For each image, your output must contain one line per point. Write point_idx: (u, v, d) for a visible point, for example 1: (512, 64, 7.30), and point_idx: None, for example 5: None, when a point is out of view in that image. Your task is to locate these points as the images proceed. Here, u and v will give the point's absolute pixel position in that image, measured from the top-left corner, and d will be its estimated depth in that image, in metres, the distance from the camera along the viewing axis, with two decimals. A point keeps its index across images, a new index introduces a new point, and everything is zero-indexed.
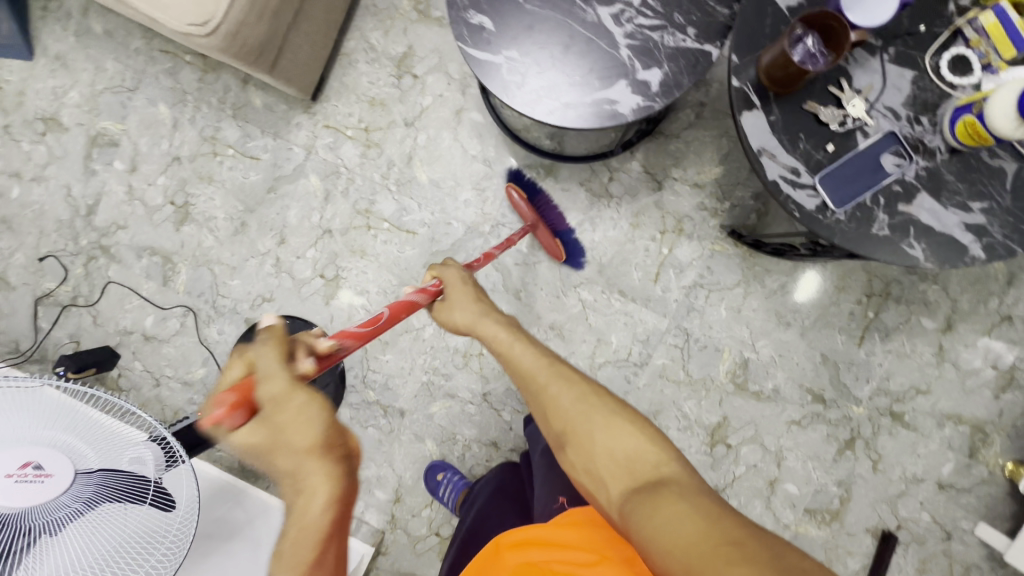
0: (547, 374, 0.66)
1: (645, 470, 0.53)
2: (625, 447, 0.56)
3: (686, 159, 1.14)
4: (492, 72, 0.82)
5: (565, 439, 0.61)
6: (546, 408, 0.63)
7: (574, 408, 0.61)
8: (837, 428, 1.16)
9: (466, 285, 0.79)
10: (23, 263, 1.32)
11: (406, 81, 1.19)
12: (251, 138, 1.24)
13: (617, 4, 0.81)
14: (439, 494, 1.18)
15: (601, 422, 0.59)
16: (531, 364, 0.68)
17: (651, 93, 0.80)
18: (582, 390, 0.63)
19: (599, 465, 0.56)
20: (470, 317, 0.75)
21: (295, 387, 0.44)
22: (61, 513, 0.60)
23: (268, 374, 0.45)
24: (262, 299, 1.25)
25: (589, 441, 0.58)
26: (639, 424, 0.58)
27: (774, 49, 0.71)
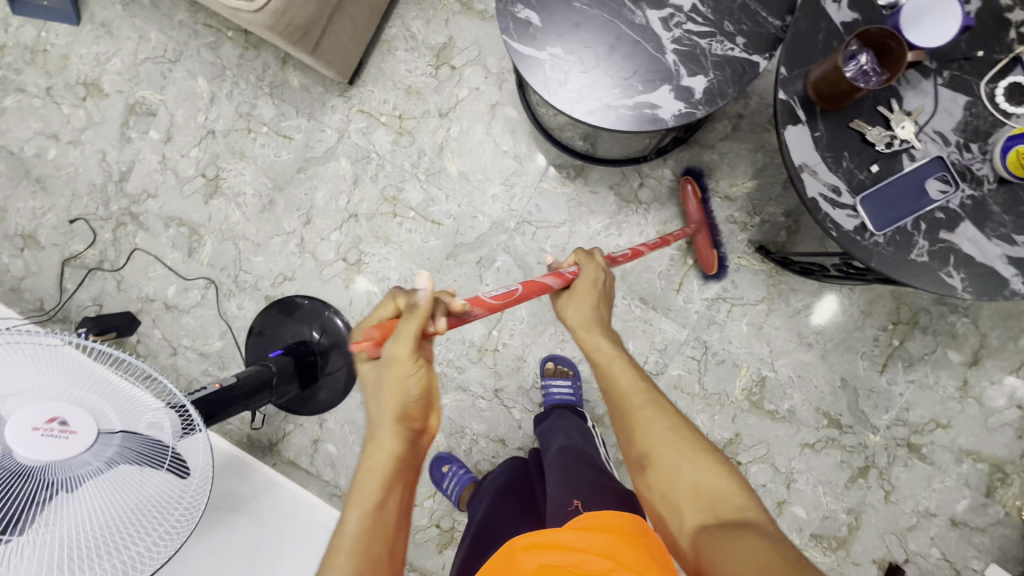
0: (642, 396, 0.64)
1: (726, 509, 0.52)
2: (708, 485, 0.54)
3: (718, 171, 1.13)
4: (535, 68, 0.82)
5: (645, 460, 0.59)
6: (634, 428, 0.61)
7: (665, 438, 0.59)
8: (851, 454, 1.14)
9: (596, 286, 0.76)
10: (54, 224, 1.34)
11: (443, 71, 1.19)
12: (285, 117, 1.25)
13: (666, 8, 0.80)
14: (443, 486, 1.18)
15: (690, 455, 0.57)
16: (628, 382, 0.66)
17: (694, 100, 0.79)
18: (675, 423, 0.60)
19: (679, 494, 0.55)
20: (585, 317, 0.73)
21: (411, 354, 0.50)
22: (82, 470, 0.61)
23: (400, 333, 0.50)
24: (284, 278, 1.26)
25: (671, 470, 0.56)
26: (729, 468, 0.55)
27: (825, 65, 0.70)
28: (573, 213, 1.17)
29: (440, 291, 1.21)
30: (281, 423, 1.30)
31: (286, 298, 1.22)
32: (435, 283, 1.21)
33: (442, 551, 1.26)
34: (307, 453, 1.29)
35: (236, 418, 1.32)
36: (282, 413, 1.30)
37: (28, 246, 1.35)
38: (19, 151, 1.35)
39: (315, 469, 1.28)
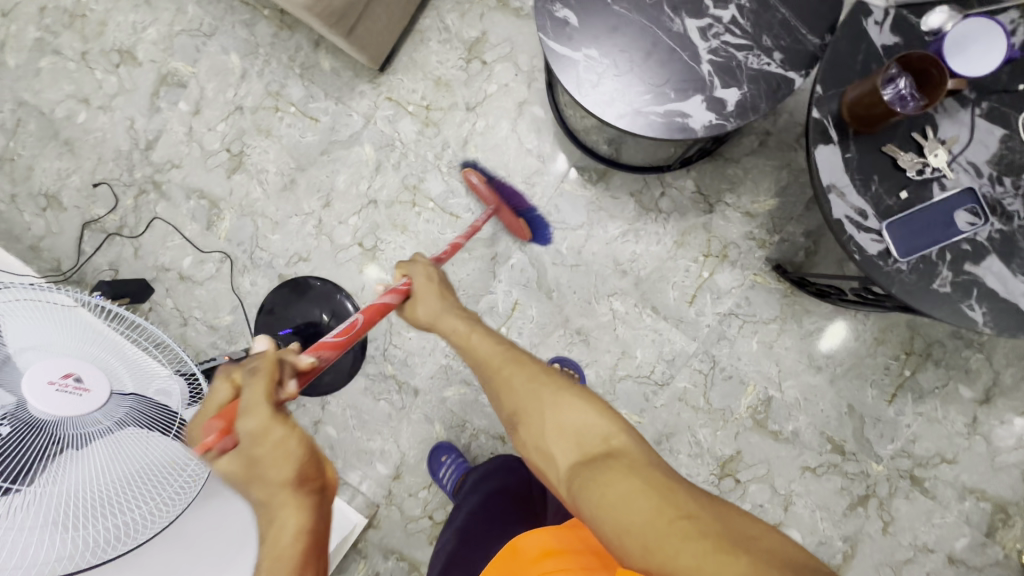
0: (503, 361, 0.68)
1: (596, 445, 0.56)
2: (574, 422, 0.58)
3: (742, 186, 1.12)
4: (569, 68, 0.82)
5: (515, 420, 0.63)
6: (503, 395, 0.65)
7: (524, 389, 0.64)
8: (852, 482, 1.13)
9: (432, 279, 0.81)
10: (78, 186, 1.36)
11: (474, 66, 1.19)
12: (314, 99, 1.26)
13: (705, 18, 0.80)
14: (439, 474, 1.20)
15: (553, 401, 0.61)
16: (487, 354, 0.70)
17: (726, 112, 0.79)
18: (539, 378, 0.64)
19: (548, 440, 0.59)
20: (434, 310, 0.78)
21: (266, 420, 0.50)
22: (93, 428, 0.62)
23: (248, 406, 0.51)
24: (299, 258, 1.27)
25: (540, 422, 0.60)
26: (591, 400, 0.60)
27: (861, 87, 0.70)
28: (592, 217, 1.17)
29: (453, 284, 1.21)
30: None
31: (299, 278, 1.23)
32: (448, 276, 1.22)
33: (432, 542, 1.26)
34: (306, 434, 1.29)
35: None
36: None
37: (51, 206, 1.37)
38: (49, 112, 1.37)
39: None
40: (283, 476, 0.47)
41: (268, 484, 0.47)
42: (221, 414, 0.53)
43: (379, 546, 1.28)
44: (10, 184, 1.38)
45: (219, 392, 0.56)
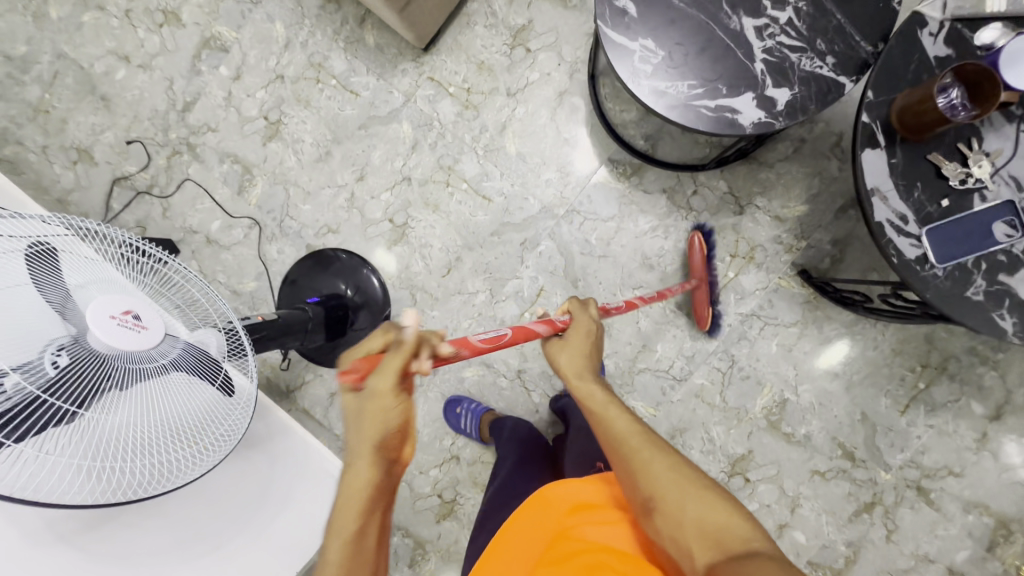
0: (638, 439, 0.63)
1: (733, 545, 0.51)
2: (715, 520, 0.54)
3: (773, 190, 1.14)
4: (624, 58, 0.83)
5: (651, 505, 0.58)
6: (637, 472, 0.60)
7: (664, 477, 0.59)
8: (859, 488, 1.14)
9: (590, 336, 0.73)
10: (111, 142, 1.37)
11: (518, 53, 1.21)
12: (355, 73, 1.27)
13: (763, 18, 0.81)
14: (460, 426, 1.21)
15: (694, 494, 0.57)
16: (623, 429, 0.64)
17: (775, 112, 0.81)
18: (679, 464, 0.60)
19: (686, 534, 0.54)
20: (577, 367, 0.70)
21: (394, 390, 0.50)
22: (149, 366, 0.62)
23: (384, 368, 0.49)
24: (328, 230, 1.28)
25: (677, 510, 0.56)
26: (733, 506, 0.55)
27: (913, 93, 0.72)
28: (623, 210, 1.19)
29: (479, 266, 1.23)
30: (302, 371, 1.31)
31: (322, 251, 1.24)
32: (476, 258, 1.23)
33: (440, 521, 1.27)
34: (321, 404, 1.30)
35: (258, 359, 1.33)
36: (304, 362, 1.31)
37: (83, 161, 1.37)
38: (88, 66, 1.38)
39: (327, 422, 1.29)
40: (366, 440, 0.52)
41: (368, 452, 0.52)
42: (367, 357, 0.50)
43: None
44: (43, 135, 1.38)
45: (376, 338, 0.52)
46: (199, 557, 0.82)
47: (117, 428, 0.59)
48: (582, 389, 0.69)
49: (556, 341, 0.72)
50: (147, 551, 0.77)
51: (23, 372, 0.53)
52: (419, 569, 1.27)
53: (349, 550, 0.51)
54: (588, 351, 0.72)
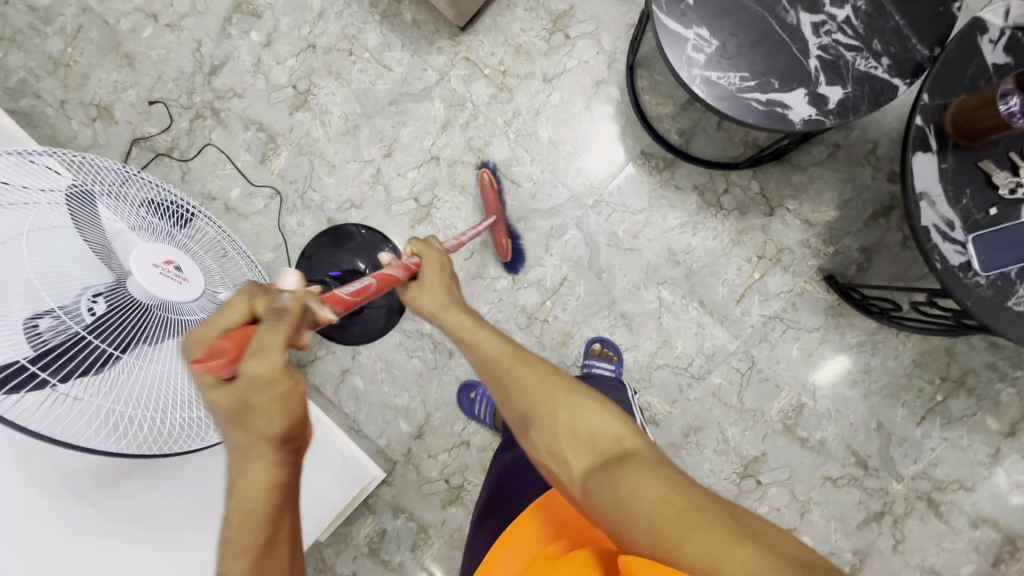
0: (510, 358, 0.64)
1: (606, 445, 0.54)
2: (587, 425, 0.56)
3: (805, 194, 1.14)
4: (678, 45, 0.83)
5: (529, 419, 0.59)
6: (512, 392, 0.61)
7: (538, 388, 0.60)
8: (870, 497, 1.14)
9: (443, 270, 0.78)
10: (133, 101, 1.33)
11: (557, 38, 1.20)
12: (389, 48, 1.25)
13: (820, 14, 0.80)
14: (475, 413, 1.23)
15: (567, 399, 0.58)
16: (495, 352, 0.65)
17: (826, 110, 0.80)
18: (550, 373, 0.62)
19: (562, 445, 0.56)
20: (440, 300, 0.73)
21: (278, 373, 0.46)
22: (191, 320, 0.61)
23: (261, 348, 0.46)
24: (351, 205, 1.26)
25: (556, 419, 0.57)
26: (604, 403, 0.58)
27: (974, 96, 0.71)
28: (652, 204, 1.18)
29: (504, 251, 1.21)
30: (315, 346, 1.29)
31: (339, 227, 1.21)
32: (501, 242, 1.22)
33: (446, 506, 1.26)
34: (332, 381, 1.28)
35: None
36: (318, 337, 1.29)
37: (102, 118, 1.34)
38: (115, 22, 1.35)
39: (336, 400, 1.27)
40: (267, 431, 0.46)
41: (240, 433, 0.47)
42: (234, 335, 0.48)
43: (390, 504, 1.27)
44: (62, 89, 1.35)
45: (235, 308, 0.53)
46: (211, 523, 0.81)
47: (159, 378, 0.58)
48: (446, 319, 0.71)
49: (415, 284, 0.76)
50: (161, 513, 0.76)
51: (60, 313, 0.51)
52: (421, 554, 1.26)
53: (259, 560, 0.44)
54: (447, 289, 0.75)
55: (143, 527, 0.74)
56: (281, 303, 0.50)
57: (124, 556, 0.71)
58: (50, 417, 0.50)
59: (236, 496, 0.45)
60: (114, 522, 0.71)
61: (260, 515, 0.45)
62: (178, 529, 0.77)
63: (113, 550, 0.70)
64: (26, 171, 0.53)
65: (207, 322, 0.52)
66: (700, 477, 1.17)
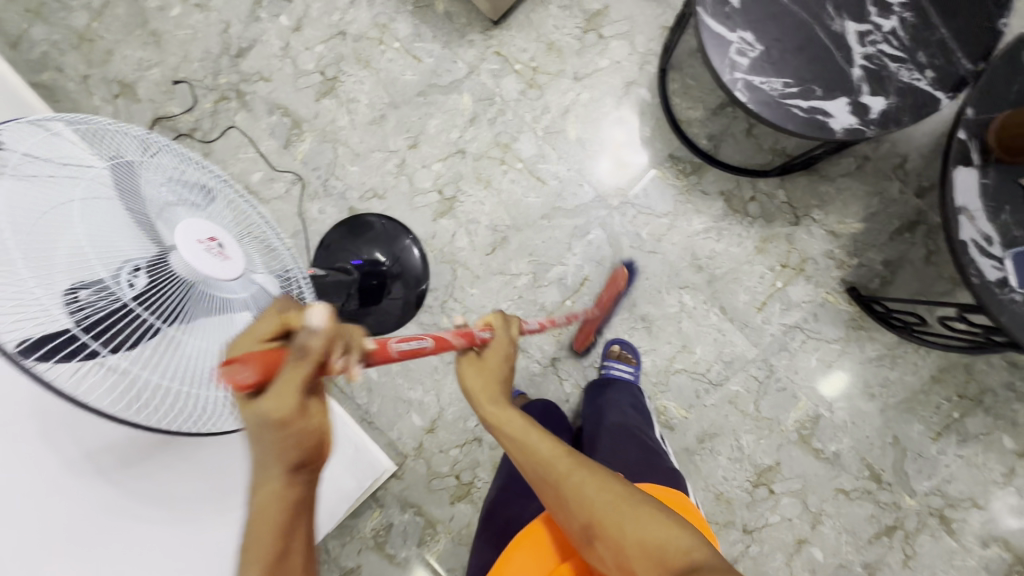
0: (566, 463, 0.62)
1: (674, 558, 0.52)
2: (654, 537, 0.55)
3: (831, 205, 1.14)
4: (722, 47, 0.82)
5: (591, 532, 0.57)
6: (572, 503, 0.59)
7: (599, 497, 0.59)
8: (883, 511, 1.14)
9: (509, 359, 0.70)
10: (157, 80, 1.32)
11: (590, 37, 1.19)
12: (420, 39, 1.24)
13: (866, 23, 0.80)
14: None
15: (632, 516, 0.57)
16: (549, 456, 0.62)
17: (868, 120, 0.80)
18: (607, 481, 0.60)
19: (630, 558, 0.54)
20: (484, 386, 0.68)
21: (294, 410, 0.42)
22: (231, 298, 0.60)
23: (279, 386, 0.40)
24: (373, 194, 1.25)
25: (617, 534, 0.56)
26: (664, 513, 0.57)
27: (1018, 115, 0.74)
28: (678, 207, 1.17)
29: (526, 248, 1.21)
30: None
31: (357, 218, 1.21)
32: (523, 239, 1.21)
33: (454, 502, 1.25)
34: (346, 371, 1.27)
35: None
36: None
37: (124, 95, 1.32)
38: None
39: (349, 390, 1.26)
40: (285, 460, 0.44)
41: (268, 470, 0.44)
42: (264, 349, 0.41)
43: (398, 497, 1.26)
44: (85, 64, 1.33)
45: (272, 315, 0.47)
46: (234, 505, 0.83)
47: (203, 354, 0.56)
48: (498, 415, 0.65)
49: (470, 359, 0.69)
50: (184, 494, 0.76)
51: (106, 283, 0.49)
52: (427, 550, 1.25)
53: None
54: (502, 378, 0.69)
55: (164, 508, 0.74)
56: (310, 333, 0.41)
57: (143, 537, 0.71)
58: (91, 388, 0.48)
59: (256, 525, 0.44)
60: (134, 503, 0.70)
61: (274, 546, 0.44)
62: (196, 511, 0.78)
63: (132, 531, 0.70)
64: (52, 145, 0.51)
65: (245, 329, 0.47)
66: (713, 484, 1.16)
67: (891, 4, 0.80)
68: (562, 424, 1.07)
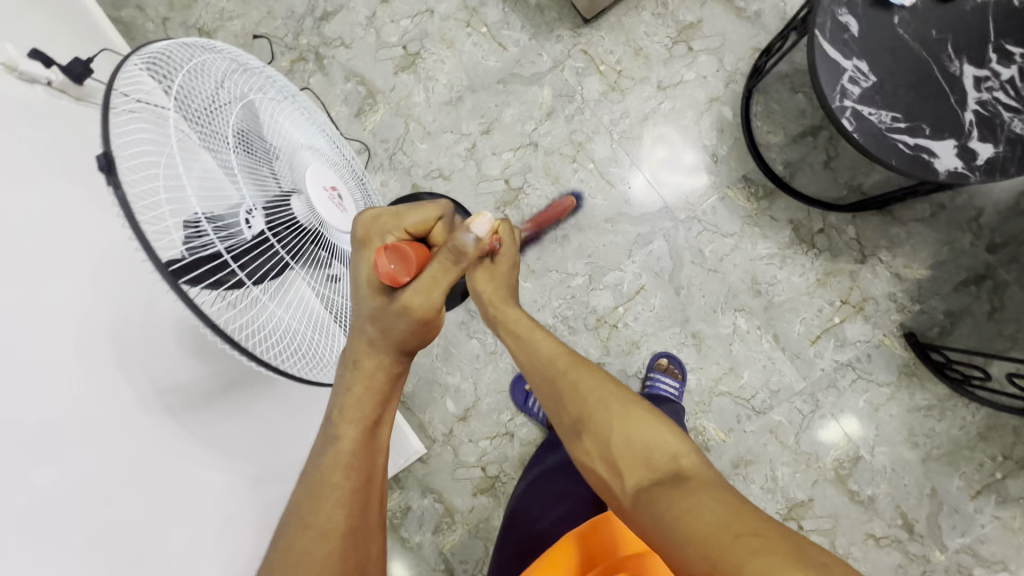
0: (564, 360, 0.64)
1: (661, 462, 0.53)
2: (642, 436, 0.55)
3: (899, 248, 1.14)
4: (836, 73, 0.82)
5: (579, 426, 0.58)
6: (563, 392, 0.61)
7: (589, 391, 0.60)
8: (912, 562, 1.12)
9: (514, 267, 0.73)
10: (237, 32, 1.32)
11: (679, 49, 1.19)
12: (508, 27, 1.24)
13: (984, 69, 0.80)
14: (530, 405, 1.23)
15: (620, 409, 0.57)
16: (547, 351, 0.65)
17: (973, 165, 0.79)
18: (607, 381, 0.61)
19: (614, 450, 0.55)
20: (496, 292, 0.72)
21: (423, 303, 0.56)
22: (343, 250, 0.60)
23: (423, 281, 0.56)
24: (439, 174, 1.24)
25: (604, 429, 0.56)
26: (656, 414, 0.57)
27: None
28: (745, 230, 1.17)
29: (587, 248, 1.20)
30: None
31: (415, 196, 1.19)
32: (585, 240, 1.20)
33: (476, 494, 1.23)
34: None
35: None
36: None
37: None
38: None
39: None
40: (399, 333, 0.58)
41: (380, 345, 0.58)
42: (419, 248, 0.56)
43: (420, 481, 1.24)
44: (167, 7, 1.33)
45: (420, 214, 0.60)
46: (281, 466, 0.82)
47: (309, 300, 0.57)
48: (504, 314, 0.71)
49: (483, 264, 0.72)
50: (239, 445, 0.75)
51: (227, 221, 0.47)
52: (441, 538, 1.23)
53: (367, 429, 0.56)
54: (510, 284, 0.73)
55: (223, 457, 0.72)
56: (461, 245, 0.56)
57: (205, 481, 0.68)
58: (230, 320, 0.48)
59: (365, 373, 0.58)
60: (197, 446, 0.68)
61: (373, 396, 0.57)
62: (250, 465, 0.76)
63: (196, 474, 0.67)
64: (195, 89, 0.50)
65: (391, 213, 0.59)
66: None
67: (1012, 53, 0.80)
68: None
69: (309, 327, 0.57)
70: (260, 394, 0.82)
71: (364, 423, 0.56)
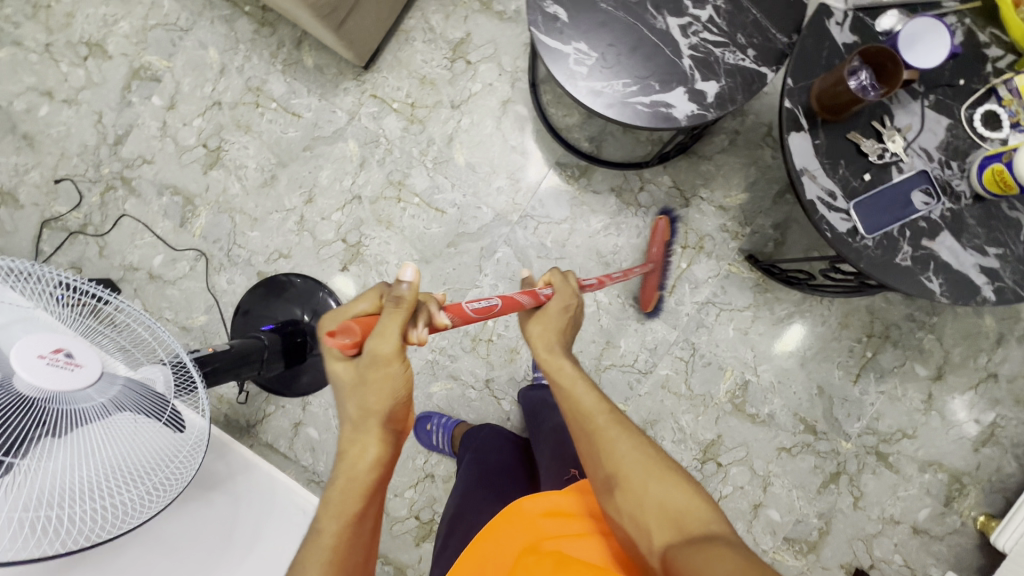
0: (603, 416, 0.62)
1: (693, 527, 0.51)
2: (677, 503, 0.54)
3: (714, 181, 1.20)
4: (560, 60, 0.86)
5: (614, 482, 0.57)
6: (599, 448, 0.59)
7: (629, 455, 0.58)
8: (824, 460, 1.19)
9: (568, 309, 0.73)
10: (37, 182, 1.28)
11: (458, 65, 1.23)
12: (296, 95, 1.26)
13: (685, 17, 0.86)
14: (431, 442, 1.21)
15: (656, 476, 0.56)
16: (590, 404, 0.62)
17: (706, 103, 0.85)
18: (641, 441, 0.60)
19: (646, 514, 0.54)
20: (542, 333, 0.71)
21: (392, 355, 0.54)
22: (86, 407, 0.58)
23: (381, 331, 0.54)
24: (279, 255, 1.25)
25: (637, 488, 0.55)
26: (692, 484, 0.56)
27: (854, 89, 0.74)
28: (575, 211, 1.21)
29: (439, 278, 1.21)
30: (262, 404, 1.26)
31: (274, 277, 1.21)
32: (435, 270, 1.22)
33: (420, 543, 1.23)
34: (285, 437, 1.25)
35: (214, 395, 1.27)
36: (263, 394, 1.26)
37: (5, 204, 1.27)
38: (8, 105, 1.30)
39: (292, 454, 1.25)
40: (375, 407, 0.56)
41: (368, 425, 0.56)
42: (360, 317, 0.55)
43: None
44: None
45: (368, 300, 0.58)
46: None
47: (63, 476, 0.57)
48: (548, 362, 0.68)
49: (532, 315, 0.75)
50: None
51: None
52: None
53: (349, 528, 0.52)
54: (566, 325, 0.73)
55: None
56: (399, 289, 0.55)
57: None
58: None
59: (353, 461, 0.55)
60: None
61: (362, 487, 0.54)
62: None
63: None
64: None
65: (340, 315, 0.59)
66: None
67: None
68: (509, 438, 1.10)
69: (82, 498, 0.59)
70: (125, 546, 0.79)
71: (345, 521, 0.53)
